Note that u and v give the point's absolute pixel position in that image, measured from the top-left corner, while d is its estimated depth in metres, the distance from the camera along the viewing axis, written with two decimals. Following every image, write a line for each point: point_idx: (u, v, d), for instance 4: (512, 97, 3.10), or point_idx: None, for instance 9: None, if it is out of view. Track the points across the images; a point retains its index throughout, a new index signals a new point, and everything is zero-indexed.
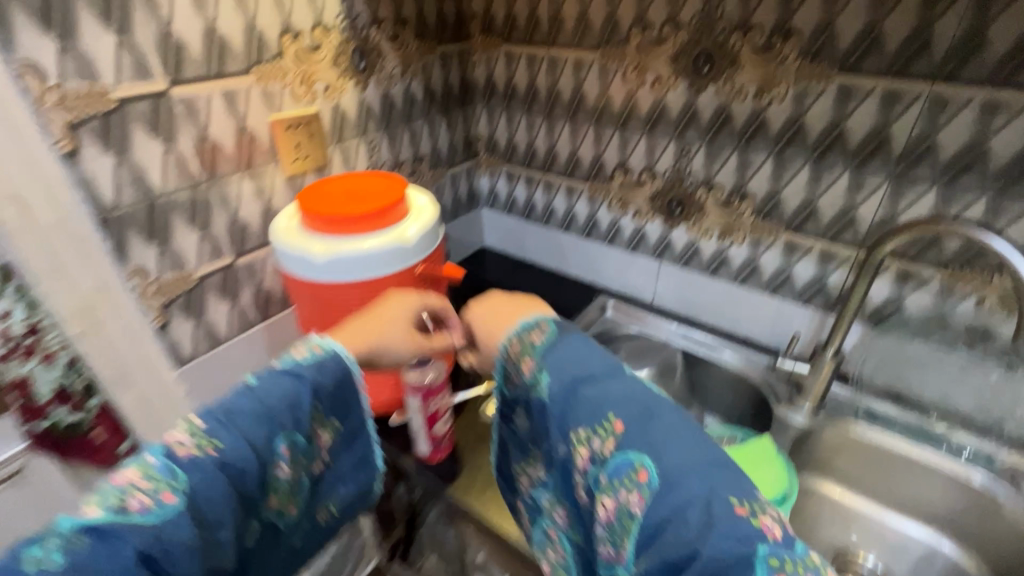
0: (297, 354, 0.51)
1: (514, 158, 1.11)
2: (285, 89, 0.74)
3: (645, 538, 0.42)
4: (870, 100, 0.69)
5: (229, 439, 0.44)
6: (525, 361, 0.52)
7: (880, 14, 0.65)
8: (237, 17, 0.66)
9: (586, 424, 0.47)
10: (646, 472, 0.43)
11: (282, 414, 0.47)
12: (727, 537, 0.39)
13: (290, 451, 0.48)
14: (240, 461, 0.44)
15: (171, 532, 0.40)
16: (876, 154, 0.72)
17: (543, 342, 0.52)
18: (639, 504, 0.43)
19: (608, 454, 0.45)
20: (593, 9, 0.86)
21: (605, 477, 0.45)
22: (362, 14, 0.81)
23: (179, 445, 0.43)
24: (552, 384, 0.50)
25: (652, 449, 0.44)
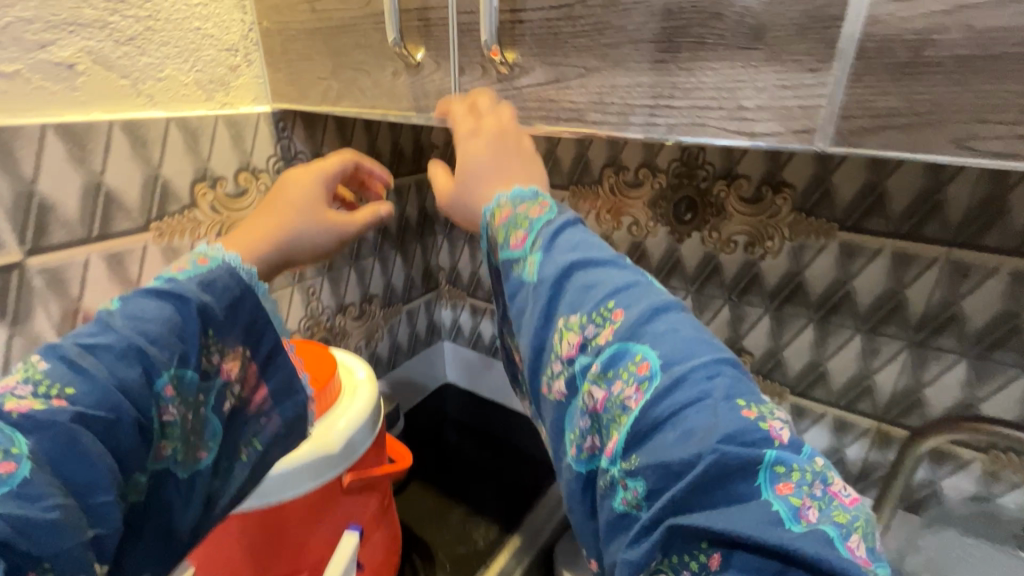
0: (176, 269, 0.37)
1: (479, 291, 1.00)
2: (196, 243, 0.61)
3: (640, 437, 0.30)
4: (879, 261, 0.61)
5: (82, 384, 0.31)
6: (514, 234, 0.38)
7: (882, 173, 0.58)
8: (133, 169, 0.54)
9: (578, 307, 0.34)
10: (649, 362, 0.31)
11: (160, 341, 0.34)
12: (733, 439, 0.28)
13: (178, 389, 0.35)
14: (105, 404, 0.31)
15: (17, 508, 0.27)
16: (891, 319, 0.62)
17: (534, 215, 0.38)
18: (635, 399, 0.31)
19: (602, 344, 0.33)
20: (561, 148, 0.79)
21: (596, 364, 0.32)
22: (302, 152, 0.71)
23: (14, 399, 0.30)
24: (545, 267, 0.36)
25: (659, 336, 0.32)
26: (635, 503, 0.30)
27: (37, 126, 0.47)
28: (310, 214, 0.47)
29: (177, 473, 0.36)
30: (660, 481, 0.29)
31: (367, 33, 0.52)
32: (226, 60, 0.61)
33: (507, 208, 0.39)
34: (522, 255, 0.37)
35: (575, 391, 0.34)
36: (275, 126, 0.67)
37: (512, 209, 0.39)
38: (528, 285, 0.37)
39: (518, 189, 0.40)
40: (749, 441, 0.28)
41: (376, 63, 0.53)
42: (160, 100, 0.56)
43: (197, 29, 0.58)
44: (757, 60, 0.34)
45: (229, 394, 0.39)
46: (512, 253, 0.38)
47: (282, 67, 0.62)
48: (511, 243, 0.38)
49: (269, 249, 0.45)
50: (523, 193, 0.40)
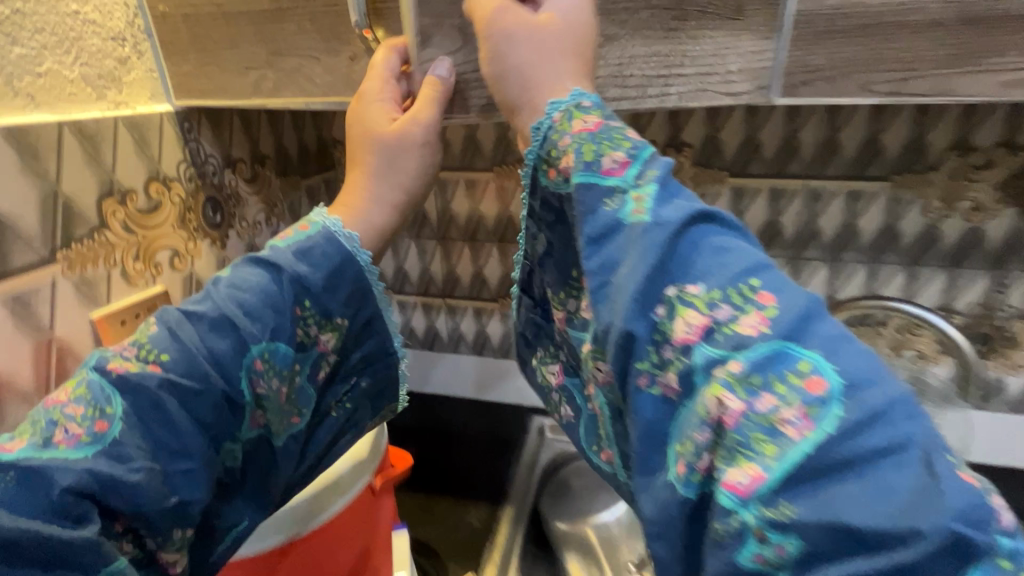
0: (282, 237, 0.38)
1: (405, 286, 0.98)
2: (112, 271, 0.51)
3: (807, 473, 0.21)
4: (761, 198, 0.76)
5: (178, 350, 0.33)
6: (610, 152, 0.30)
7: (754, 127, 0.73)
8: (30, 187, 0.44)
9: (714, 277, 0.26)
10: (824, 380, 0.23)
11: (257, 314, 0.34)
12: (961, 515, 0.20)
13: (269, 363, 0.35)
14: (195, 374, 0.33)
15: (108, 466, 0.30)
16: (774, 243, 0.78)
17: (625, 139, 0.30)
18: (799, 425, 0.22)
19: (747, 333, 0.24)
20: (480, 131, 0.82)
21: (740, 361, 0.24)
22: (212, 156, 0.63)
23: (119, 359, 0.33)
24: (660, 210, 0.28)
25: (837, 344, 0.23)
26: (776, 565, 0.21)
27: None
28: (393, 149, 0.40)
29: (274, 442, 0.37)
30: (830, 543, 0.20)
31: (313, 17, 0.49)
32: (114, 52, 0.51)
33: (591, 116, 0.32)
34: (619, 186, 0.29)
35: (686, 394, 0.25)
36: (180, 127, 0.58)
37: (599, 119, 0.31)
38: (629, 228, 0.28)
39: (600, 105, 0.33)
40: (972, 518, 0.20)
41: (327, 49, 0.50)
42: (44, 101, 0.46)
43: (75, 13, 0.48)
44: (737, 29, 0.41)
45: (325, 364, 0.38)
46: (603, 180, 0.29)
47: (189, 57, 0.54)
48: (601, 167, 0.30)
49: (387, 185, 0.40)
50: (604, 112, 0.32)
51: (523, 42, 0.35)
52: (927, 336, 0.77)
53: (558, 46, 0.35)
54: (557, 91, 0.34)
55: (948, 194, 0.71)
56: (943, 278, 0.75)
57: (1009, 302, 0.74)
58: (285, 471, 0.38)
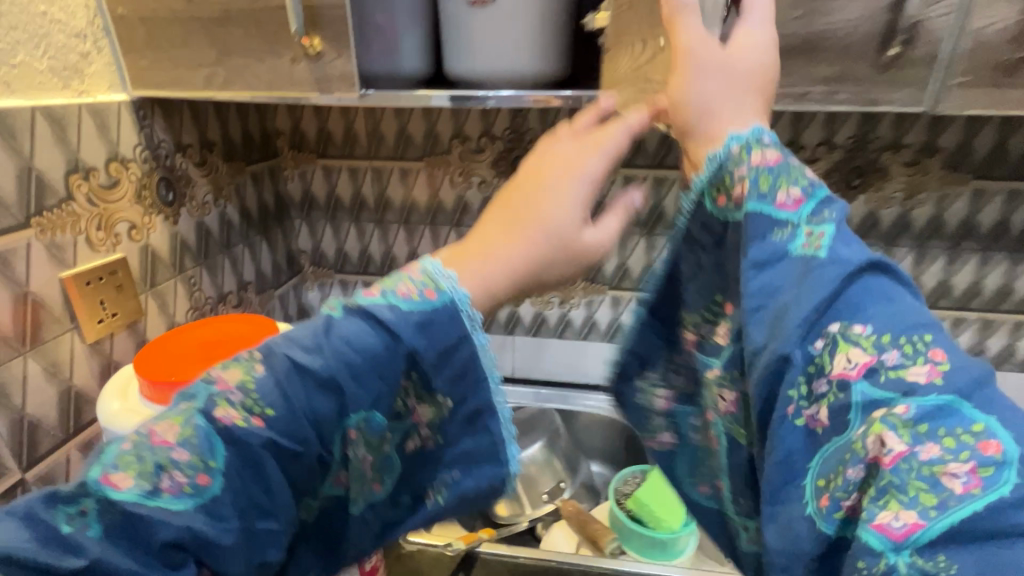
0: (403, 295, 0.36)
1: (346, 266, 1.06)
2: (78, 238, 0.59)
3: (969, 529, 0.24)
4: (646, 185, 0.92)
5: (283, 412, 0.33)
6: (783, 190, 0.33)
7: None
8: (7, 161, 0.51)
9: (881, 321, 0.29)
10: (1000, 444, 0.25)
11: (362, 377, 0.34)
12: None
13: (362, 432, 0.35)
14: (296, 437, 0.33)
15: (207, 525, 0.30)
16: (659, 224, 0.94)
17: (799, 177, 0.33)
18: (967, 481, 0.25)
19: (915, 378, 0.28)
20: (411, 125, 0.93)
21: (909, 406, 0.27)
22: (164, 141, 0.71)
23: (226, 404, 0.32)
24: (834, 245, 0.31)
25: (1005, 411, 0.27)
26: None
27: None
28: (564, 231, 0.38)
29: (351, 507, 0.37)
30: None
31: (258, 24, 0.58)
32: (77, 47, 0.59)
33: (771, 151, 0.34)
34: (790, 220, 0.33)
35: (836, 428, 0.29)
36: (136, 115, 0.66)
37: (780, 155, 0.34)
38: (798, 259, 0.32)
39: (774, 139, 0.34)
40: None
41: (271, 51, 0.60)
42: (18, 87, 0.53)
43: (44, 13, 0.56)
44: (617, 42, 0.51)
45: (416, 435, 0.38)
46: (774, 211, 0.33)
47: (144, 54, 0.62)
48: (776, 200, 0.33)
49: (524, 270, 0.38)
50: (773, 143, 0.34)
51: (712, 80, 0.35)
52: None
53: (739, 104, 0.35)
54: (738, 122, 0.35)
55: None
56: None
57: None
58: (354, 544, 0.38)
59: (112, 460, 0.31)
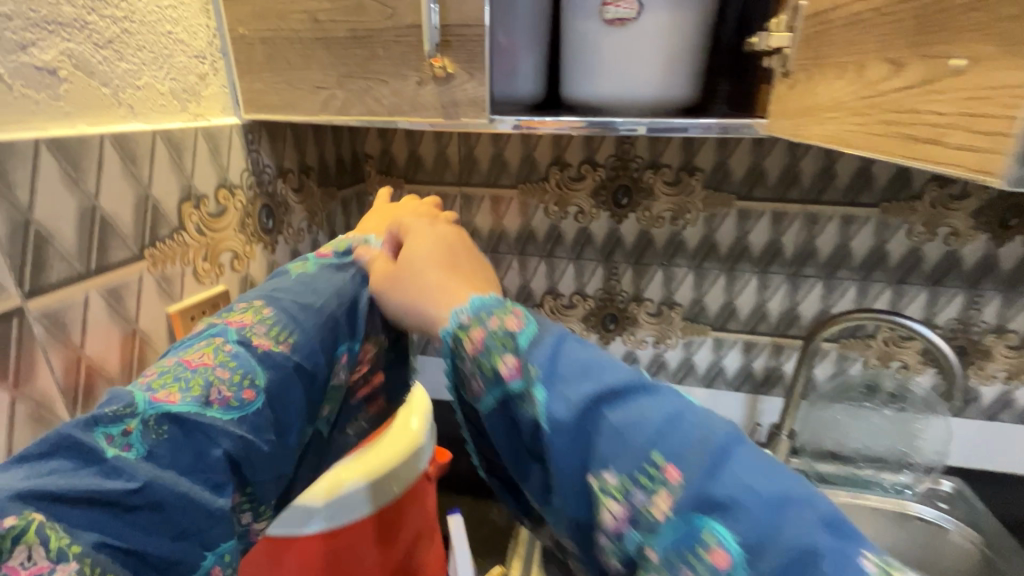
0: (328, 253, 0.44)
1: None
2: (186, 269, 0.55)
3: None
4: (764, 220, 0.83)
5: (301, 336, 0.37)
6: (502, 360, 0.31)
7: (759, 157, 0.80)
8: (127, 188, 0.47)
9: (619, 466, 0.27)
10: (726, 549, 0.24)
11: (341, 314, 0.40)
12: None
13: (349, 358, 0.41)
14: (310, 359, 0.38)
15: (252, 434, 0.33)
16: (775, 260, 0.86)
17: (500, 337, 0.32)
18: None
19: (657, 517, 0.26)
20: (508, 151, 0.88)
21: (657, 548, 0.25)
22: (269, 166, 0.67)
23: (256, 335, 0.36)
24: (552, 406, 0.29)
25: (730, 504, 0.24)
26: None
27: (30, 142, 0.39)
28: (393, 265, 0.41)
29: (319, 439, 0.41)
30: None
31: (387, 44, 0.54)
32: (196, 68, 0.56)
33: (474, 327, 0.32)
34: (519, 391, 0.31)
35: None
36: (245, 138, 0.62)
37: (480, 330, 0.32)
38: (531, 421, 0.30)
39: (482, 305, 0.33)
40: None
41: (398, 73, 0.55)
42: (140, 111, 0.50)
43: (168, 33, 0.52)
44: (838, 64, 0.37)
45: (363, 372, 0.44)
46: (508, 387, 0.31)
47: (262, 76, 0.59)
48: (500, 375, 0.31)
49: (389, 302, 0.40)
50: (484, 313, 0.33)
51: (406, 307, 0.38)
52: (912, 348, 0.87)
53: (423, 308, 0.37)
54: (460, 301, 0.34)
55: (930, 220, 0.79)
56: (924, 295, 0.83)
57: (983, 318, 0.83)
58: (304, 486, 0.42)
59: (147, 386, 0.32)
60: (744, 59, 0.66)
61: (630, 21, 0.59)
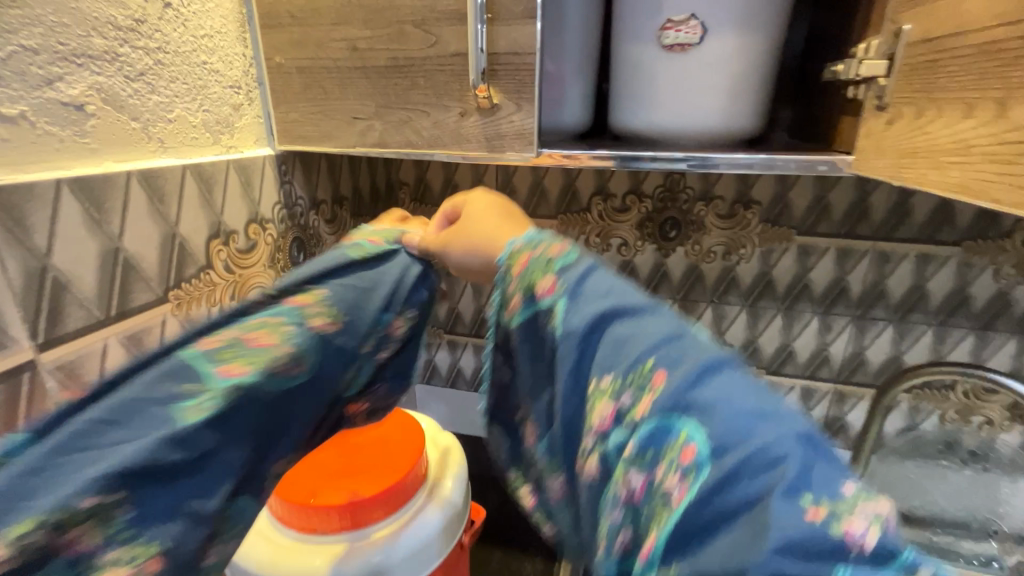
0: (374, 241, 0.42)
1: (456, 327, 0.99)
2: (212, 309, 0.52)
3: (685, 541, 0.22)
4: (827, 257, 0.76)
5: (330, 329, 0.36)
6: (541, 279, 0.32)
7: (823, 190, 0.74)
8: (152, 227, 0.44)
9: (613, 366, 0.27)
10: (695, 447, 0.22)
11: (366, 309, 0.38)
12: (794, 553, 0.19)
13: (364, 358, 0.39)
14: (331, 352, 0.36)
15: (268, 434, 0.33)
16: (839, 300, 0.78)
17: (541, 257, 0.33)
18: (678, 494, 0.22)
19: (637, 416, 0.25)
20: (548, 179, 0.83)
21: (634, 442, 0.25)
22: (302, 198, 0.64)
23: (302, 324, 0.35)
24: (568, 318, 0.29)
25: (711, 408, 0.23)
26: None
27: (50, 182, 0.37)
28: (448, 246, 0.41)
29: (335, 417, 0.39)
30: None
31: (428, 73, 0.50)
32: (230, 98, 0.53)
33: (522, 254, 0.34)
34: (550, 305, 0.31)
35: (602, 480, 0.27)
36: (278, 170, 0.60)
37: (528, 258, 0.34)
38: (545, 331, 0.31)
39: (537, 237, 0.35)
40: (817, 554, 0.19)
41: (439, 104, 0.51)
42: (172, 144, 0.47)
43: (203, 62, 0.50)
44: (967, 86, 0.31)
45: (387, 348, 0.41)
46: (541, 303, 0.32)
47: (298, 105, 0.56)
48: (538, 293, 0.32)
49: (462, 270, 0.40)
50: (538, 242, 0.34)
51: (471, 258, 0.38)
52: (997, 404, 0.77)
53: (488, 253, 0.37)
54: (516, 235, 0.36)
55: None
56: (1014, 344, 0.74)
57: None
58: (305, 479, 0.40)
59: (212, 354, 0.31)
60: (814, 87, 0.61)
61: (693, 47, 0.54)
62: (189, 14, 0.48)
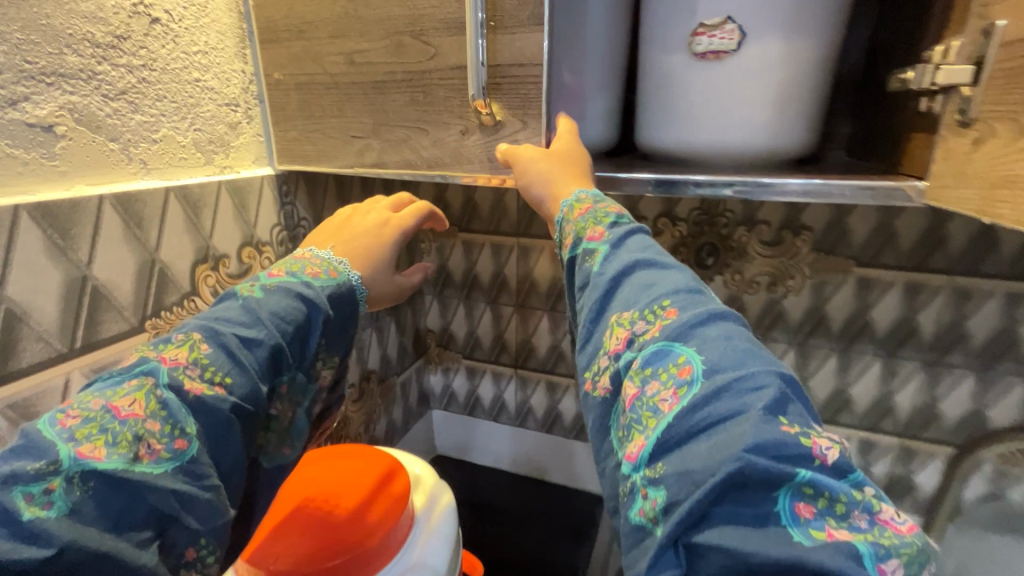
0: (311, 275, 0.43)
1: (475, 352, 0.94)
2: None
3: (674, 439, 0.27)
4: (892, 292, 0.66)
5: (240, 376, 0.36)
6: (591, 227, 0.38)
7: (889, 215, 0.64)
8: (128, 253, 0.42)
9: (632, 302, 0.32)
10: (692, 366, 0.28)
11: (287, 350, 0.40)
12: (764, 450, 0.24)
13: (289, 388, 0.41)
14: (251, 399, 0.37)
15: (187, 483, 0.33)
16: (907, 343, 0.68)
17: (601, 212, 0.38)
18: (671, 402, 0.27)
19: (645, 341, 0.30)
20: None
21: (639, 359, 0.30)
22: (305, 219, 0.61)
23: (188, 379, 0.35)
24: (608, 261, 0.35)
25: (708, 342, 0.29)
26: (653, 518, 0.26)
27: (7, 209, 0.34)
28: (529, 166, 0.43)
29: (261, 460, 0.42)
30: (680, 488, 0.25)
31: (426, 88, 0.46)
32: (227, 117, 0.51)
33: (587, 204, 0.39)
34: (599, 247, 0.36)
35: (613, 394, 0.32)
36: (278, 190, 0.57)
37: (591, 205, 0.39)
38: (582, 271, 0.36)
39: (599, 196, 0.40)
40: (785, 456, 0.24)
41: (438, 121, 0.47)
42: (156, 166, 0.45)
43: (196, 80, 0.48)
44: None
45: (317, 400, 0.45)
46: (585, 245, 0.37)
47: (296, 123, 0.53)
48: (585, 235, 0.37)
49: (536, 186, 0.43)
50: (597, 199, 0.40)
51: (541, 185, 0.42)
52: None
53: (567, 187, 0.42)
54: (567, 189, 0.41)
55: None
56: None
57: None
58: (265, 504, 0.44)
59: (68, 436, 0.30)
60: (877, 98, 0.52)
61: (729, 55, 0.47)
62: (181, 30, 0.46)
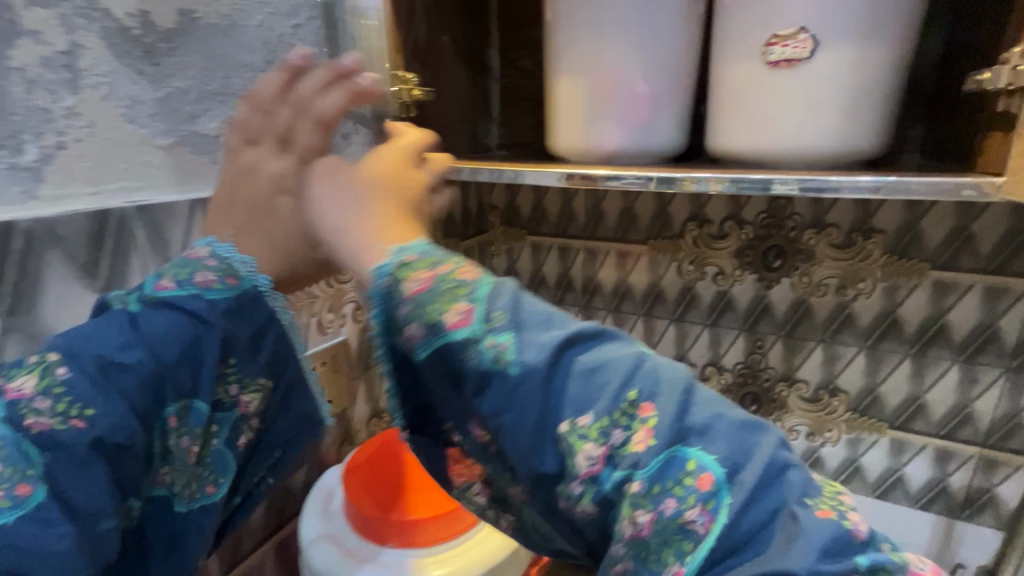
0: (202, 284, 0.38)
1: None
2: None
3: (718, 554, 0.28)
4: (970, 296, 0.66)
5: (104, 407, 0.34)
6: (450, 308, 0.31)
7: (967, 218, 0.64)
8: None
9: (597, 408, 0.30)
10: (711, 474, 0.29)
11: (173, 370, 0.37)
12: (823, 551, 0.28)
13: (182, 421, 0.38)
14: (121, 432, 0.34)
15: (37, 532, 0.31)
16: (987, 349, 0.67)
17: (454, 289, 0.31)
18: (704, 522, 0.28)
19: (638, 451, 0.29)
20: (639, 205, 0.80)
21: (640, 480, 0.29)
22: None
23: (34, 412, 0.32)
24: (524, 355, 0.30)
25: (706, 436, 0.30)
26: None
27: (186, 204, 0.46)
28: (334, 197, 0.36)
29: (177, 505, 0.39)
30: None
31: None
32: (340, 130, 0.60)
33: (421, 271, 0.31)
34: (473, 335, 0.30)
35: (607, 510, 0.30)
36: None
37: (429, 273, 0.31)
38: (499, 377, 0.30)
39: (428, 253, 0.32)
40: (838, 546, 0.28)
41: None
42: None
43: None
44: None
45: (245, 428, 0.42)
46: (454, 335, 0.31)
47: None
48: (448, 322, 0.31)
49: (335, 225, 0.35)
50: (434, 259, 0.32)
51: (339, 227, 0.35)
52: None
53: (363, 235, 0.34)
54: (377, 255, 0.32)
55: None
56: None
57: None
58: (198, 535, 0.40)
59: None
60: (951, 102, 0.54)
61: (803, 61, 0.50)
62: None
